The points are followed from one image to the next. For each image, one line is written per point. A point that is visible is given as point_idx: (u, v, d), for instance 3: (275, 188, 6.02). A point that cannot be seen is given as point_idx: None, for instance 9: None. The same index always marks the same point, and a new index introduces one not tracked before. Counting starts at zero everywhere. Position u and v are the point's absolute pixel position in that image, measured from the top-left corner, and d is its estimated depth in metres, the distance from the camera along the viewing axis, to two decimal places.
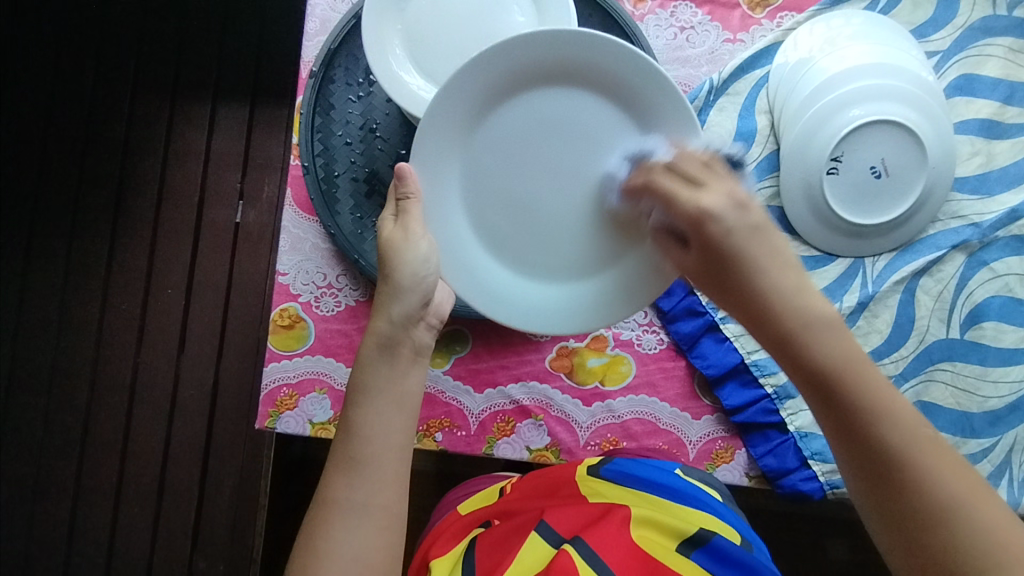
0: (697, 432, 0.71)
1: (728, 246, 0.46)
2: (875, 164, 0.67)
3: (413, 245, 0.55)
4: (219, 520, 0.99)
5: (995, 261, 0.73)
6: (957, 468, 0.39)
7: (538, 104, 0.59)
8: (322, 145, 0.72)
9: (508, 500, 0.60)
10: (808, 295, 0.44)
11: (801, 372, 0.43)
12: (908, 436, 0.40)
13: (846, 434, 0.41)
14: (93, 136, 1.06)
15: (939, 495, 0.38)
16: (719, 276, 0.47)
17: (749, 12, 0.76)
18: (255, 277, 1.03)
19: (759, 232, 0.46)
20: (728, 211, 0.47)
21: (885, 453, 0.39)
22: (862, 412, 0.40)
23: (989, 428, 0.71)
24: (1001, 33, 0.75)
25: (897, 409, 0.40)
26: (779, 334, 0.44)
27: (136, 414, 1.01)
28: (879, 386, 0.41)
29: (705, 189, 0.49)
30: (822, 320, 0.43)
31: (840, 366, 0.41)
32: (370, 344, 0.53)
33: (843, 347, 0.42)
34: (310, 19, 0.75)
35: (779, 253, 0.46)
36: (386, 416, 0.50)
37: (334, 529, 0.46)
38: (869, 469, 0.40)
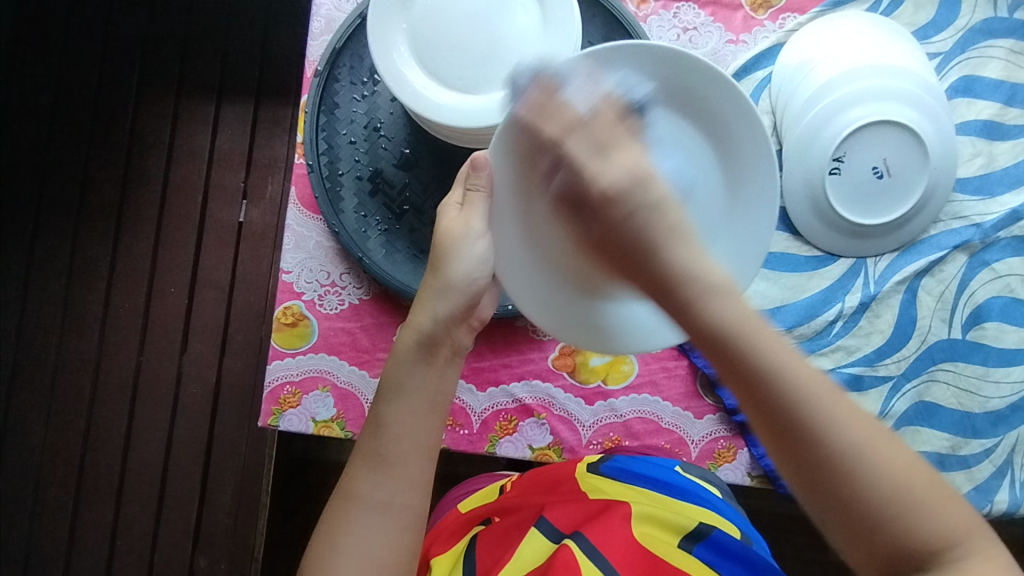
0: (699, 431, 0.71)
1: (631, 227, 0.44)
2: (877, 164, 0.67)
3: (468, 242, 0.54)
4: (220, 520, 0.99)
5: (996, 262, 0.73)
6: (865, 425, 0.39)
7: (618, 121, 0.56)
8: (327, 143, 0.72)
9: (507, 497, 0.60)
10: (710, 265, 0.43)
11: (704, 340, 0.41)
12: (811, 397, 0.39)
13: (756, 406, 0.40)
14: (97, 136, 1.06)
15: (850, 458, 0.38)
16: (624, 251, 0.45)
17: (753, 13, 0.77)
18: (258, 277, 1.03)
19: (657, 206, 0.44)
20: (630, 187, 0.45)
21: (789, 408, 0.39)
22: (762, 375, 0.39)
23: (991, 429, 0.71)
24: (1002, 34, 0.75)
25: (808, 377, 0.39)
26: (684, 297, 0.42)
27: (138, 413, 1.01)
28: (789, 357, 0.40)
29: (613, 162, 0.46)
30: (731, 309, 0.41)
31: (738, 333, 0.40)
32: (410, 341, 0.53)
33: (738, 311, 0.41)
34: (315, 19, 0.75)
35: (677, 224, 0.44)
36: (418, 415, 0.50)
37: (354, 528, 0.47)
38: (778, 430, 0.39)
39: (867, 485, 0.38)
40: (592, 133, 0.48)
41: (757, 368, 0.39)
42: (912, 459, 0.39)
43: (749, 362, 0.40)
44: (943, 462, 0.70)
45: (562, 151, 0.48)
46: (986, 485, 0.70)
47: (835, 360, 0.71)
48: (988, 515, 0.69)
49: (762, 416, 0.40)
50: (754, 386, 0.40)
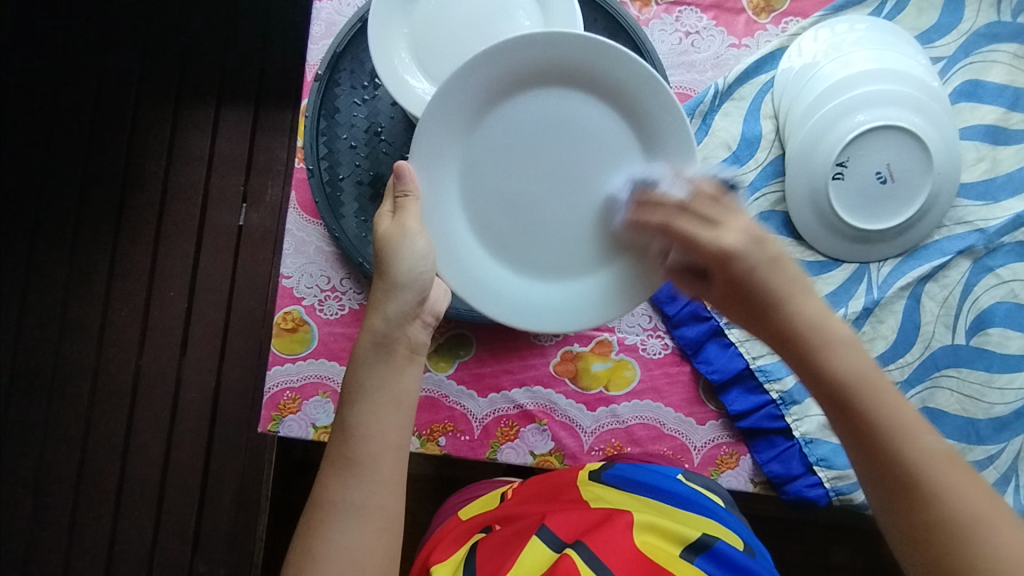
0: (702, 437, 0.70)
1: (760, 283, 0.46)
2: (881, 169, 0.67)
3: (411, 239, 0.55)
4: (219, 525, 0.98)
5: (1000, 268, 0.72)
6: (972, 488, 0.39)
7: (537, 105, 0.60)
8: (327, 148, 0.72)
9: (508, 506, 0.60)
10: (826, 317, 0.45)
11: (821, 388, 0.43)
12: (926, 458, 0.39)
13: (864, 453, 0.41)
14: (97, 139, 1.06)
15: (955, 518, 0.38)
16: (745, 300, 0.47)
17: (755, 17, 0.76)
18: (258, 281, 1.03)
19: (777, 262, 0.46)
20: (748, 244, 0.47)
21: (885, 447, 0.40)
22: (873, 426, 0.41)
23: (995, 435, 0.71)
24: (1006, 39, 0.75)
25: (895, 407, 0.41)
26: (799, 346, 0.44)
27: (137, 417, 1.01)
28: (899, 406, 0.41)
29: (724, 228, 0.48)
30: (830, 336, 0.44)
31: (853, 384, 0.42)
32: (366, 342, 0.52)
33: (858, 365, 0.42)
34: (315, 23, 0.75)
35: (796, 280, 0.46)
36: (381, 414, 0.49)
37: (331, 533, 0.46)
38: (880, 482, 0.41)
39: (963, 549, 0.38)
40: (692, 211, 0.50)
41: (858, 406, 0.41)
42: (1009, 519, 0.38)
43: (864, 412, 0.41)
44: None
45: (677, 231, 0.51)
46: None
47: None
48: None
49: (870, 467, 0.41)
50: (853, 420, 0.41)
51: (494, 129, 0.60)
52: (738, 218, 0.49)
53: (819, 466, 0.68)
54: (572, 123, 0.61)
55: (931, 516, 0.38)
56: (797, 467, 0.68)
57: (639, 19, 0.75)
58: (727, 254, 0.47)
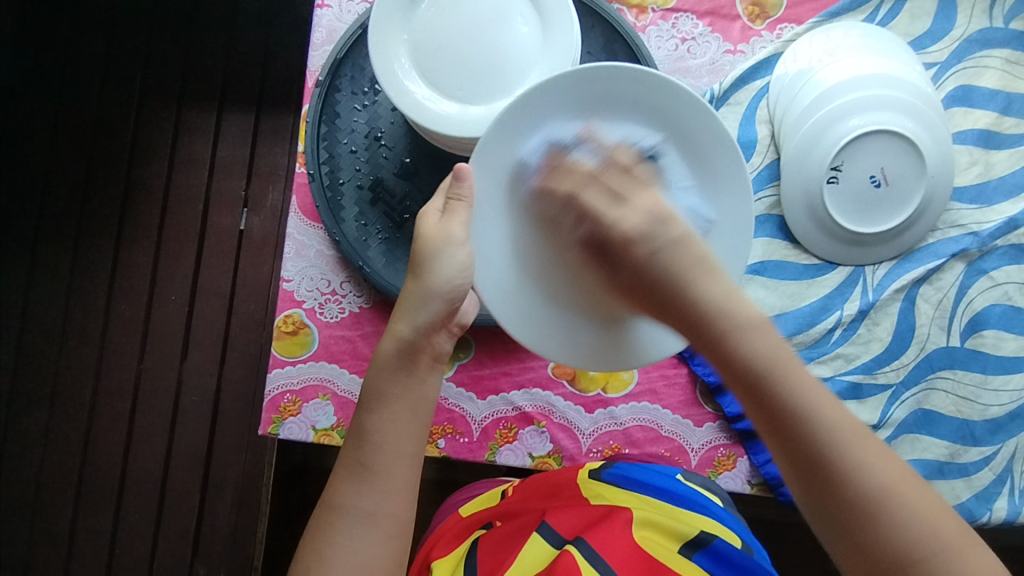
0: (699, 438, 0.71)
1: (663, 262, 0.46)
2: (875, 173, 0.67)
3: (453, 245, 0.54)
4: (219, 528, 0.99)
5: (994, 270, 0.73)
6: (853, 426, 0.41)
7: (598, 136, 0.57)
8: (328, 153, 0.73)
9: (509, 502, 0.59)
10: (736, 300, 0.44)
11: (733, 373, 0.43)
12: (772, 361, 0.42)
13: (784, 444, 0.42)
14: (100, 145, 1.07)
15: (872, 498, 0.40)
16: (653, 288, 0.47)
17: (750, 23, 0.77)
18: (258, 284, 1.03)
19: (681, 241, 0.47)
20: (650, 227, 0.48)
21: (800, 433, 0.41)
22: (767, 380, 0.42)
23: (989, 437, 0.71)
24: (998, 44, 0.76)
25: (817, 402, 0.41)
26: (716, 333, 0.43)
27: (137, 421, 1.01)
28: (807, 384, 0.42)
29: (629, 206, 0.50)
30: (737, 316, 0.43)
31: (768, 369, 0.42)
32: (391, 347, 0.52)
33: (769, 347, 0.42)
34: (316, 29, 0.76)
35: (702, 258, 0.46)
36: (399, 422, 0.50)
37: (342, 537, 0.47)
38: (773, 428, 0.42)
39: (883, 528, 0.39)
40: (604, 184, 0.52)
41: (779, 391, 0.41)
42: (908, 474, 0.41)
43: (778, 395, 0.41)
44: (942, 470, 0.70)
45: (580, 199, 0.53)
46: (984, 493, 0.70)
47: (835, 368, 0.72)
48: (988, 523, 0.70)
49: (792, 461, 0.42)
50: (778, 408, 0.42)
51: (550, 159, 0.57)
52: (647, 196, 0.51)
53: None
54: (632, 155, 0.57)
55: (854, 497, 0.40)
56: None
57: (636, 25, 0.76)
58: (630, 236, 0.49)
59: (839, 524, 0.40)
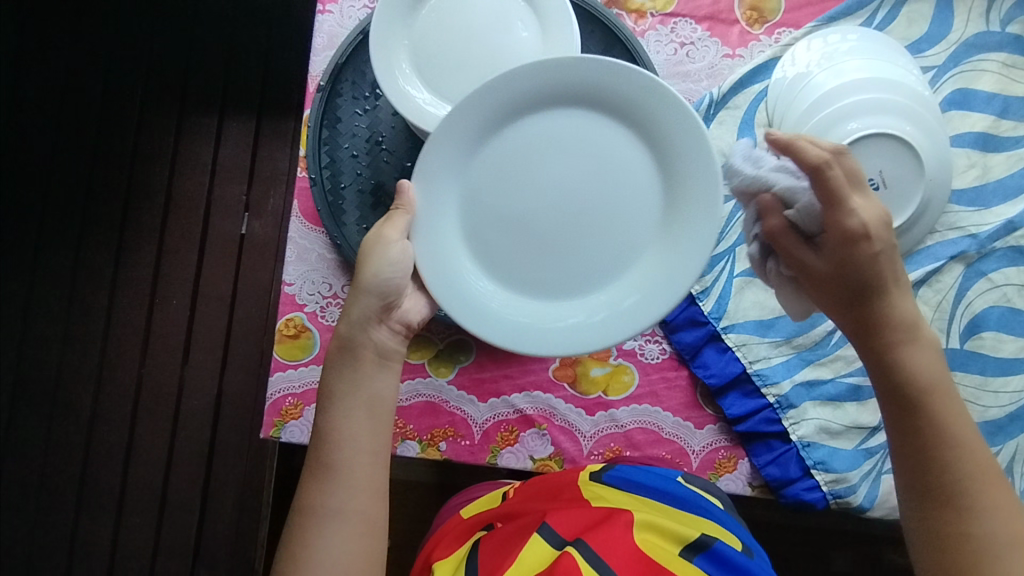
0: (700, 441, 0.71)
1: (864, 268, 0.53)
2: (876, 176, 0.66)
3: (387, 245, 0.58)
4: (221, 532, 0.99)
5: (993, 272, 0.74)
6: (984, 464, 0.50)
7: (549, 126, 0.61)
8: (329, 157, 0.73)
9: (510, 503, 0.60)
10: (921, 329, 0.54)
11: (891, 384, 0.53)
12: (931, 385, 0.52)
13: (913, 447, 0.52)
14: (102, 149, 1.07)
15: (985, 529, 0.48)
16: (847, 291, 0.54)
17: (749, 28, 0.78)
18: (260, 289, 1.04)
19: (888, 254, 0.53)
20: (883, 234, 0.53)
21: (933, 442, 0.51)
22: (923, 399, 0.52)
23: (989, 438, 0.71)
24: (994, 48, 0.77)
25: (958, 425, 0.51)
26: (884, 343, 0.54)
27: (139, 425, 1.01)
28: (955, 411, 0.51)
29: (851, 206, 0.52)
30: (923, 341, 0.54)
31: (922, 386, 0.52)
32: (334, 346, 0.58)
33: (929, 369, 0.53)
34: (318, 35, 0.77)
35: (899, 278, 0.55)
36: (351, 419, 0.54)
37: (315, 538, 0.50)
38: (906, 431, 0.52)
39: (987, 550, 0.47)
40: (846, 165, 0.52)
41: (930, 409, 0.51)
42: (1021, 520, 0.48)
43: (926, 407, 0.52)
44: None
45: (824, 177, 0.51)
46: None
47: (835, 369, 0.72)
48: None
49: (915, 464, 0.51)
50: (917, 423, 0.51)
51: (507, 145, 0.61)
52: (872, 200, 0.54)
53: (817, 470, 0.69)
54: (583, 142, 0.61)
55: (967, 515, 0.48)
56: (795, 471, 0.69)
57: (635, 30, 0.77)
58: (857, 232, 0.52)
59: (940, 529, 0.49)
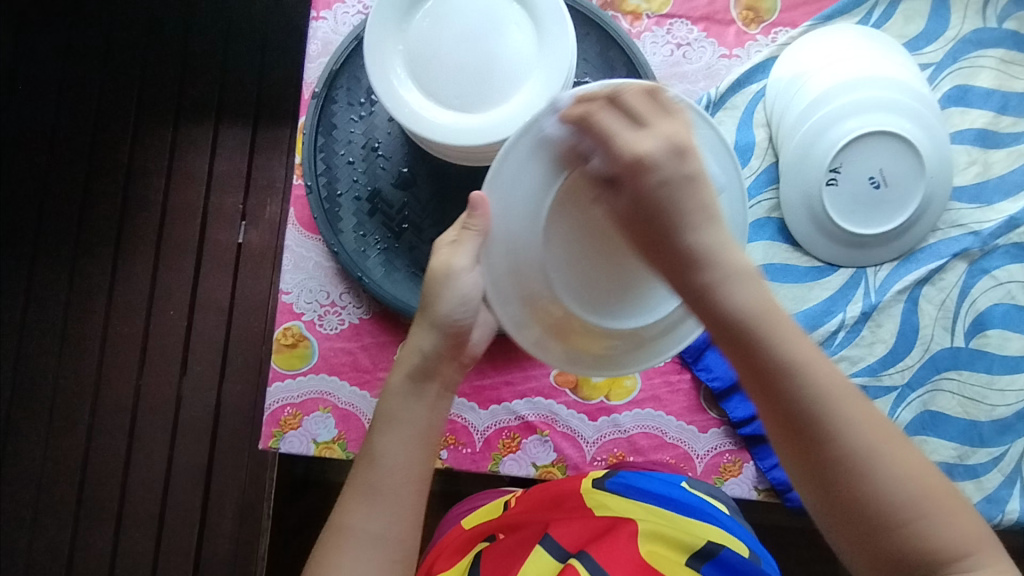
0: (704, 445, 0.70)
1: (661, 200, 0.44)
2: (874, 174, 0.67)
3: (457, 279, 0.52)
4: (220, 545, 0.97)
5: (996, 269, 0.73)
6: (868, 414, 0.42)
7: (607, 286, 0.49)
8: (325, 164, 0.72)
9: (511, 514, 0.58)
10: (732, 251, 0.45)
11: (720, 328, 0.44)
12: (761, 310, 0.43)
13: (766, 390, 0.43)
14: (97, 160, 1.07)
15: (857, 451, 0.41)
16: (676, 257, 0.44)
17: (745, 28, 0.78)
18: (257, 298, 1.03)
19: (693, 181, 0.45)
20: (671, 160, 0.45)
21: (778, 374, 0.42)
22: (779, 371, 0.42)
23: (998, 437, 0.71)
24: (992, 44, 0.76)
25: (798, 347, 0.43)
26: (701, 283, 0.44)
27: (136, 438, 1.00)
28: (795, 333, 0.43)
29: (651, 130, 0.46)
30: (734, 265, 0.44)
31: (758, 317, 0.43)
32: (400, 376, 0.53)
33: (755, 296, 0.43)
34: (312, 42, 0.76)
35: (710, 209, 0.45)
36: (408, 446, 0.50)
37: (348, 560, 0.47)
38: (751, 373, 0.43)
39: (863, 477, 0.41)
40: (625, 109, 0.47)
41: (765, 341, 0.42)
42: (890, 432, 0.42)
43: (766, 345, 0.42)
44: (951, 472, 0.70)
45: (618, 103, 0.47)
46: (995, 495, 0.69)
47: None
48: (1000, 525, 0.69)
49: (773, 409, 0.43)
50: (758, 363, 0.43)
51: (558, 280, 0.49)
52: (666, 125, 0.46)
53: None
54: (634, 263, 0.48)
55: (836, 449, 0.41)
56: None
57: (631, 31, 0.76)
58: (649, 154, 0.45)
59: (818, 472, 0.42)
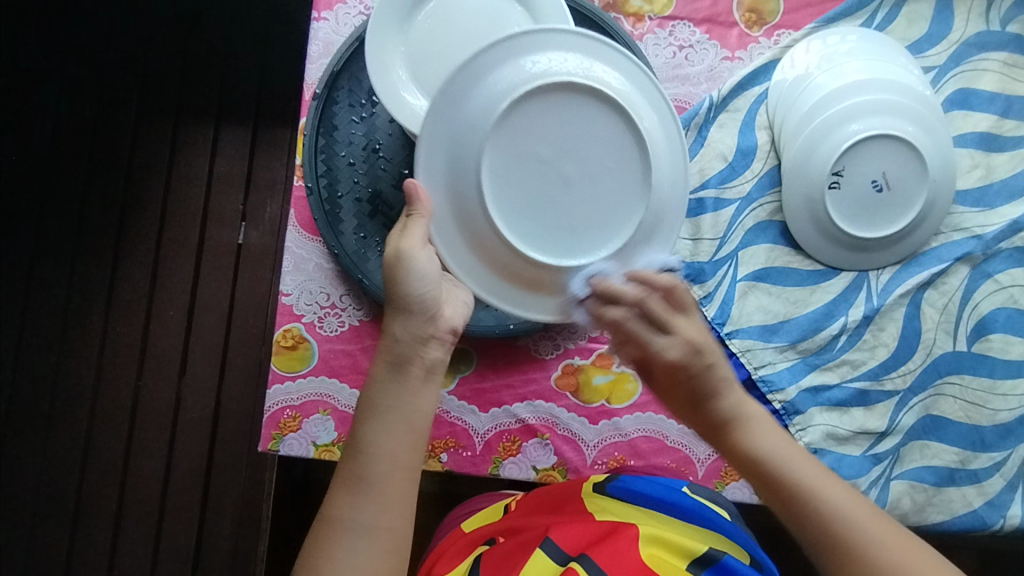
0: (705, 449, 0.70)
1: (699, 381, 0.49)
2: (877, 177, 0.67)
3: (412, 259, 0.52)
4: (219, 547, 0.97)
5: (999, 273, 0.73)
6: (889, 530, 0.42)
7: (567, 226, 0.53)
8: (326, 165, 0.72)
9: (511, 518, 0.59)
10: (725, 374, 0.49)
11: (717, 440, 0.49)
12: (756, 433, 0.47)
13: (777, 504, 0.45)
14: (97, 160, 1.07)
15: (885, 569, 0.40)
16: (682, 392, 0.50)
17: (747, 30, 0.77)
18: (257, 299, 1.03)
19: (712, 369, 0.48)
20: (686, 355, 0.49)
21: (782, 489, 0.45)
22: (781, 483, 0.45)
23: (1000, 442, 0.70)
24: (995, 48, 0.76)
25: (791, 453, 0.46)
26: (693, 392, 0.49)
27: (135, 439, 1.00)
28: (785, 444, 0.47)
29: (672, 332, 0.50)
30: (718, 381, 0.48)
31: (745, 431, 0.47)
32: (381, 363, 0.50)
33: (746, 413, 0.48)
34: (313, 42, 0.76)
35: (705, 352, 0.49)
36: (395, 433, 0.48)
37: (337, 552, 0.45)
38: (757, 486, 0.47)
39: None
40: (648, 307, 0.50)
41: (759, 453, 0.46)
42: (907, 538, 0.42)
43: (760, 456, 0.46)
44: (953, 477, 0.70)
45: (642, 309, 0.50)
46: (997, 500, 0.69)
47: (840, 374, 0.71)
48: (1001, 531, 0.69)
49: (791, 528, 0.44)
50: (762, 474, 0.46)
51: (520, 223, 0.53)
52: (687, 323, 0.50)
53: None
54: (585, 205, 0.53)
55: (864, 569, 0.41)
56: None
57: (633, 32, 0.76)
58: (685, 355, 0.49)
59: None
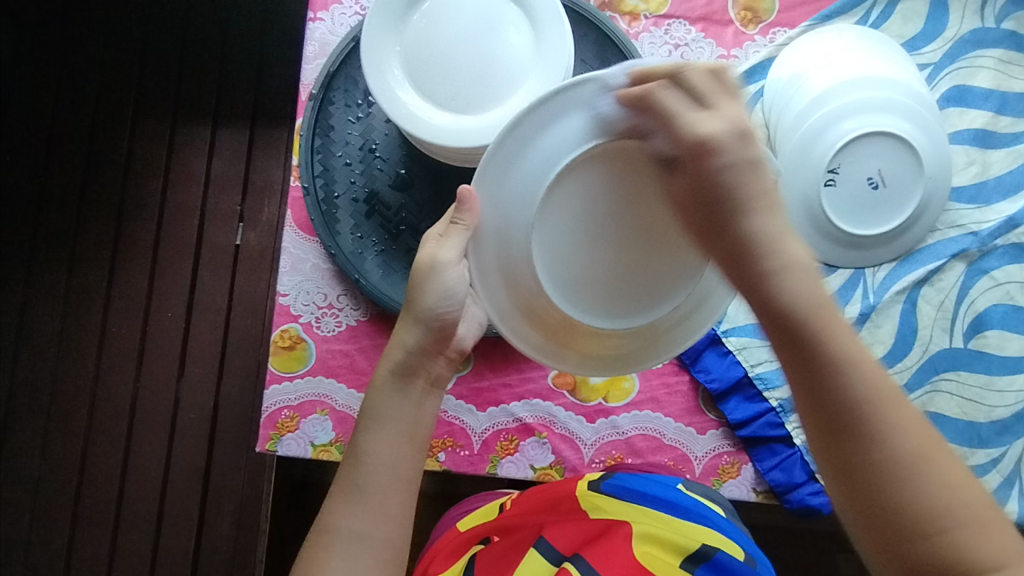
0: (702, 447, 0.70)
1: (723, 182, 0.44)
2: (872, 174, 0.67)
3: (441, 273, 0.51)
4: (218, 547, 0.97)
5: (995, 270, 0.73)
6: (919, 428, 0.40)
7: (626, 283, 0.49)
8: (322, 166, 0.72)
9: (507, 515, 0.58)
10: (790, 241, 0.43)
11: (768, 313, 0.43)
12: (816, 306, 0.42)
13: (807, 383, 0.42)
14: (94, 161, 1.07)
15: (898, 459, 0.39)
16: (712, 210, 0.44)
17: (743, 28, 0.77)
18: (254, 300, 1.03)
19: (754, 166, 0.44)
20: (727, 140, 0.44)
21: (827, 372, 0.41)
22: (828, 364, 0.41)
23: (996, 438, 0.70)
24: (991, 44, 0.76)
25: (854, 346, 0.41)
26: (757, 270, 0.43)
27: (134, 440, 1.00)
28: (847, 331, 0.42)
29: (713, 113, 0.45)
30: (792, 255, 0.43)
31: (808, 311, 0.41)
32: (386, 372, 0.52)
33: (812, 292, 0.42)
34: (309, 43, 0.76)
35: (767, 193, 0.44)
36: (394, 443, 0.50)
37: (335, 561, 0.46)
38: (795, 365, 0.42)
39: (898, 484, 0.39)
40: (687, 87, 0.46)
41: (814, 333, 0.41)
42: (934, 440, 0.40)
43: (812, 337, 0.41)
44: None
45: (654, 107, 0.45)
46: (994, 496, 0.69)
47: None
48: None
49: (812, 401, 0.41)
50: (807, 352, 0.41)
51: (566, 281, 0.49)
52: (729, 110, 0.45)
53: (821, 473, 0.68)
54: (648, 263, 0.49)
55: (875, 452, 0.40)
56: (799, 475, 0.68)
57: (629, 31, 0.76)
58: (705, 146, 0.44)
59: (848, 470, 0.40)
